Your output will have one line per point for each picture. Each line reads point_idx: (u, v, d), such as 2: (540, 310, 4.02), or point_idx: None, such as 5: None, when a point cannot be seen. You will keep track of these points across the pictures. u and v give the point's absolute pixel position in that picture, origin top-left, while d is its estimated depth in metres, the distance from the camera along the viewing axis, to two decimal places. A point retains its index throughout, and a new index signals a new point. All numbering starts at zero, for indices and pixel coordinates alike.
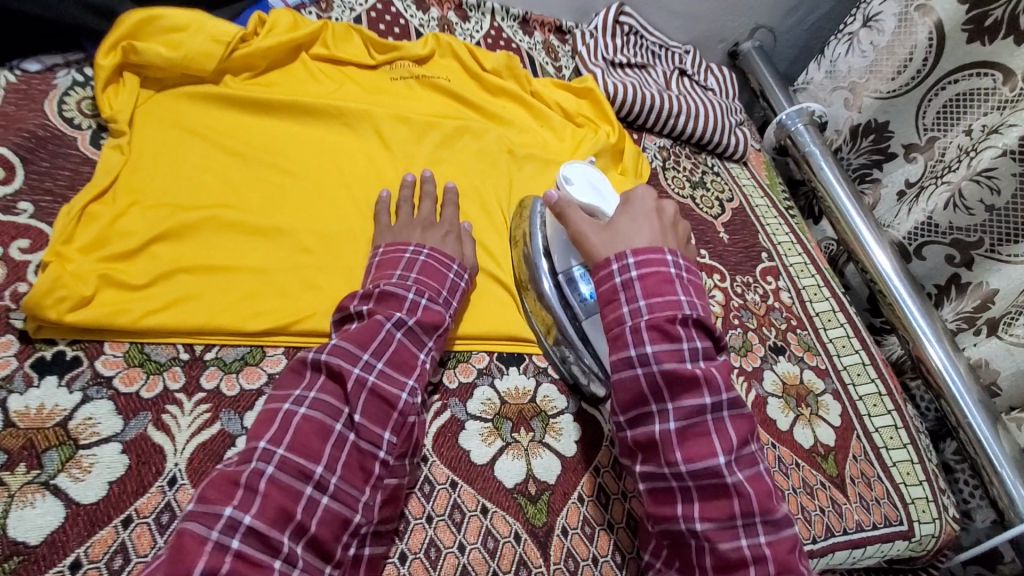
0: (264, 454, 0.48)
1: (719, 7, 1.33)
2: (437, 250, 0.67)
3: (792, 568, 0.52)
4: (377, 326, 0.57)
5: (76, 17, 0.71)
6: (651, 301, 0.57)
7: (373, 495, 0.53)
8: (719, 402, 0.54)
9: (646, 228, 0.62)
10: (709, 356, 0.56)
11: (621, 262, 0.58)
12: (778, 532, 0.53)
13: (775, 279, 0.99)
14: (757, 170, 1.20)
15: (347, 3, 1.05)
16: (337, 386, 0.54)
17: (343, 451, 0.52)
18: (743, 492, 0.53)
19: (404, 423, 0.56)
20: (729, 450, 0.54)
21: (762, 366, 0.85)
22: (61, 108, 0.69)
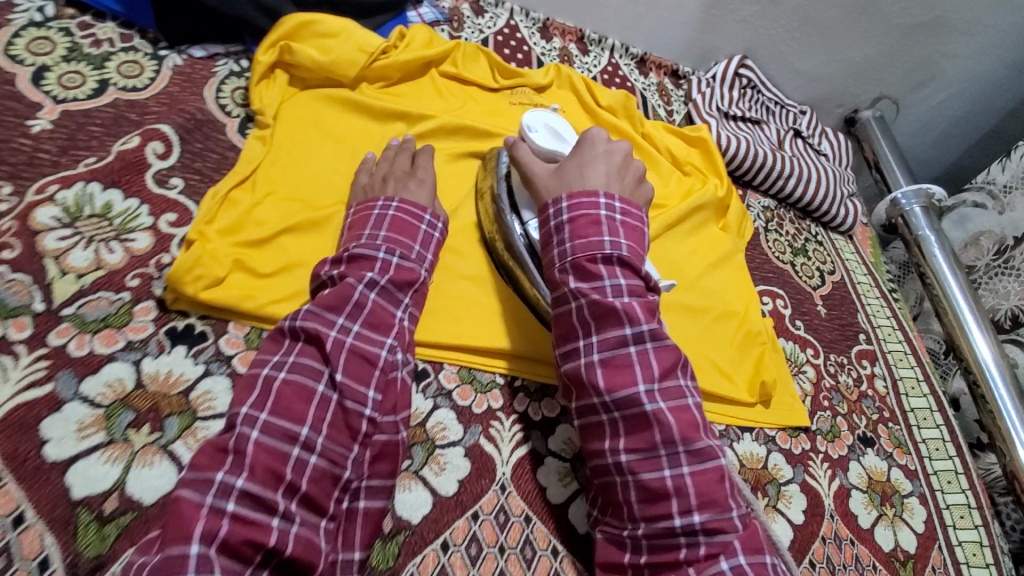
0: (246, 419, 0.48)
1: (843, 72, 1.29)
2: (406, 203, 0.66)
3: (714, 499, 0.52)
4: (348, 289, 0.56)
5: (244, 13, 0.76)
6: (574, 241, 0.61)
7: (362, 451, 0.52)
8: (642, 332, 0.56)
9: (592, 171, 0.66)
10: (635, 291, 0.59)
11: (555, 206, 0.63)
12: (703, 465, 0.53)
13: (870, 363, 0.95)
14: (862, 246, 1.15)
15: (477, 25, 1.09)
16: (315, 350, 0.53)
17: (328, 411, 0.51)
18: (662, 419, 0.54)
19: (387, 380, 0.55)
20: (650, 380, 0.55)
21: (848, 455, 0.81)
22: (217, 96, 0.75)
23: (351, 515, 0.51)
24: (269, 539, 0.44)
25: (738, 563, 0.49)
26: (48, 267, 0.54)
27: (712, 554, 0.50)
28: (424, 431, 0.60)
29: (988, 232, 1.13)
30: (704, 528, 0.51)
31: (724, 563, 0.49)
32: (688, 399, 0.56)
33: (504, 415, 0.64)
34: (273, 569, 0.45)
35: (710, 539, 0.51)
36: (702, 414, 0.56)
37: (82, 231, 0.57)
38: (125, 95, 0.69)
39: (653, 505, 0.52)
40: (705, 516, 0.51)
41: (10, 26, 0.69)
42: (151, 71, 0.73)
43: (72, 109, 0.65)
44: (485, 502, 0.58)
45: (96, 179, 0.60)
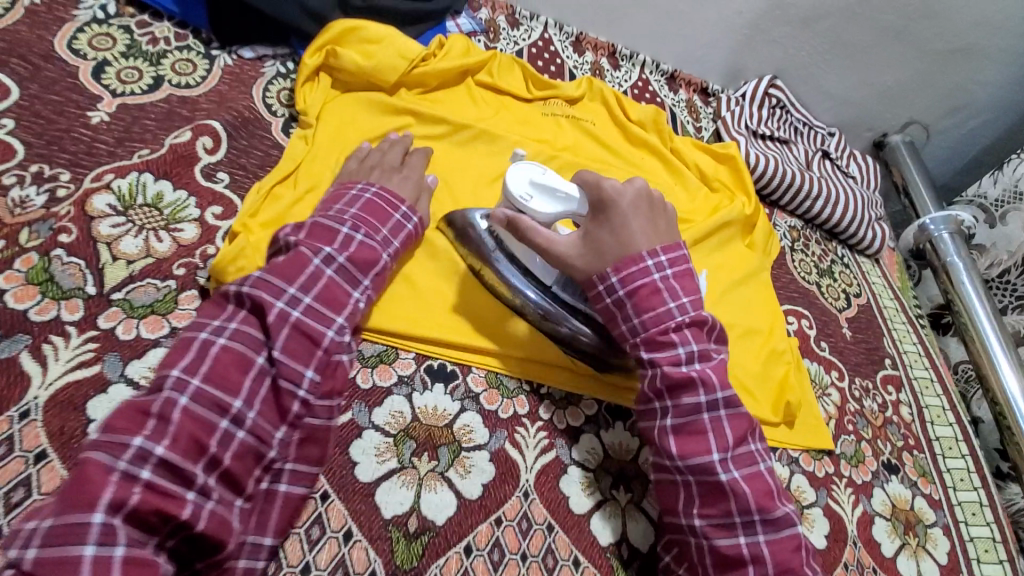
0: (177, 384, 0.47)
1: (874, 96, 1.29)
2: (386, 190, 0.66)
3: (791, 566, 0.55)
4: (304, 260, 0.56)
5: (292, 15, 0.79)
6: (641, 315, 0.60)
7: (291, 433, 0.52)
8: (716, 400, 0.58)
9: (628, 229, 0.61)
10: (704, 355, 0.59)
11: (604, 283, 0.61)
12: (779, 532, 0.56)
13: (896, 389, 0.94)
14: (888, 270, 1.15)
15: (512, 37, 1.11)
16: (258, 320, 0.53)
17: (261, 386, 0.51)
18: (738, 489, 0.56)
19: (329, 361, 0.55)
20: (725, 448, 0.57)
21: (872, 481, 0.80)
22: (264, 96, 0.77)
23: (271, 496, 0.50)
24: (183, 512, 0.44)
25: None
26: (101, 252, 0.56)
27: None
28: (451, 433, 0.61)
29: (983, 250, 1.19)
30: None
31: None
32: (762, 466, 0.58)
33: (530, 421, 0.64)
34: (180, 539, 0.45)
35: None
36: (775, 480, 0.59)
37: (134, 220, 0.59)
38: (179, 92, 0.72)
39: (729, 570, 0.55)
40: None
41: (73, 22, 0.72)
42: (203, 69, 0.76)
43: (129, 104, 0.68)
44: (509, 508, 0.58)
45: (149, 170, 0.63)
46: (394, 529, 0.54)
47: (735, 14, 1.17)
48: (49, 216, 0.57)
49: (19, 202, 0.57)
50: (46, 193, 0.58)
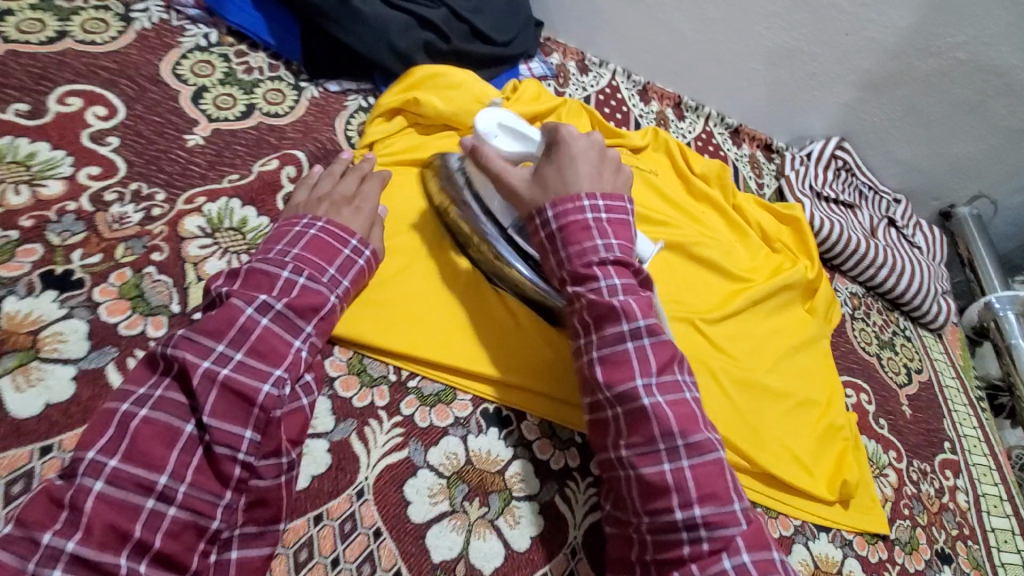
0: (91, 469, 0.44)
1: (944, 166, 1.26)
2: (332, 224, 0.61)
3: (714, 491, 0.52)
4: (235, 312, 0.52)
5: (381, 57, 0.83)
6: (568, 249, 0.59)
7: (236, 498, 0.48)
8: (638, 329, 0.55)
9: (572, 172, 0.62)
10: (630, 289, 0.57)
11: (541, 217, 0.61)
12: (703, 456, 0.53)
13: (954, 474, 0.89)
14: (951, 347, 1.10)
15: (581, 83, 1.13)
16: (183, 384, 0.49)
17: (194, 456, 0.47)
18: (662, 415, 0.53)
19: (267, 418, 0.50)
20: (648, 374, 0.54)
21: (925, 571, 0.76)
22: (346, 129, 0.80)
23: (219, 569, 0.47)
24: None
25: (740, 562, 0.50)
26: (187, 272, 0.59)
27: (714, 549, 0.50)
28: (503, 480, 0.60)
29: None
30: (706, 522, 0.51)
31: (726, 560, 0.50)
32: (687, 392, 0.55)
33: (580, 476, 0.63)
34: None
35: (711, 531, 0.51)
36: (702, 407, 0.56)
37: (220, 243, 0.62)
38: (268, 120, 0.76)
39: (654, 500, 0.52)
40: (705, 508, 0.51)
41: (179, 48, 0.77)
42: (292, 100, 0.79)
43: (223, 129, 0.72)
44: (555, 564, 0.57)
45: (238, 196, 0.66)
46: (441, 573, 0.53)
47: (807, 75, 1.16)
48: (144, 233, 0.59)
49: (118, 218, 0.59)
50: (143, 211, 0.61)
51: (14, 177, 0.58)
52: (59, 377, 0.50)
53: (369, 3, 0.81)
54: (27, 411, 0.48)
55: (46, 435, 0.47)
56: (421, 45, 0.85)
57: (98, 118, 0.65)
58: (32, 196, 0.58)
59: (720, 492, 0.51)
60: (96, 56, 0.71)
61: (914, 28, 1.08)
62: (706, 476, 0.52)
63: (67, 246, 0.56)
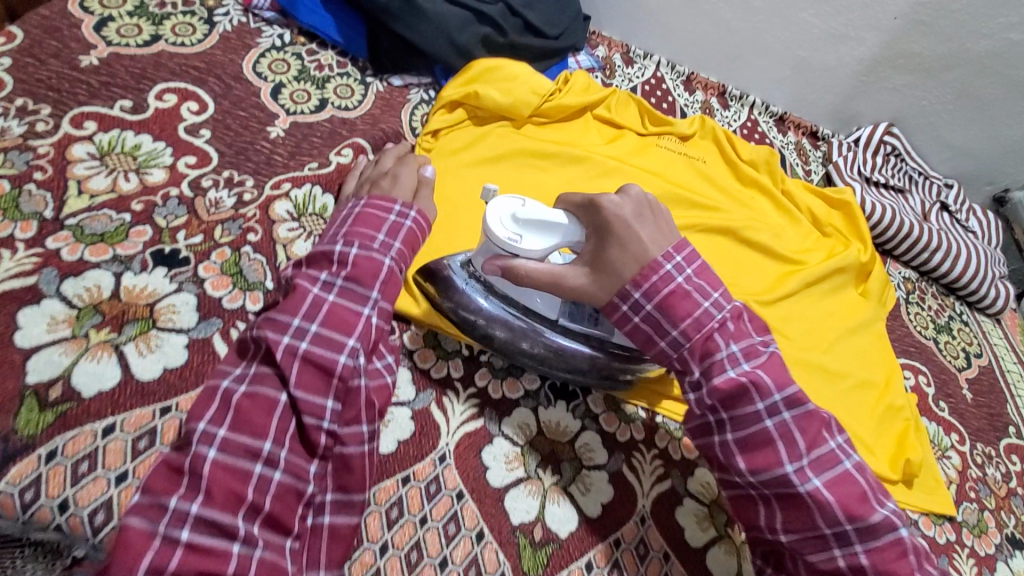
0: (204, 437, 0.46)
1: (999, 149, 1.24)
2: (376, 198, 0.63)
3: (859, 506, 0.50)
4: (303, 291, 0.54)
5: (441, 52, 0.87)
6: (680, 326, 0.53)
7: (324, 465, 0.51)
8: (776, 403, 0.51)
9: (632, 242, 0.54)
10: (751, 353, 0.52)
11: (627, 300, 0.54)
12: (836, 470, 0.51)
13: (1020, 459, 0.87)
14: (1011, 333, 1.08)
15: (627, 75, 1.15)
16: (266, 359, 0.51)
17: (290, 424, 0.50)
18: (818, 496, 0.49)
19: (347, 388, 0.52)
20: (799, 456, 0.50)
21: (995, 554, 0.75)
22: (411, 121, 0.85)
23: (316, 531, 0.49)
24: (229, 566, 0.43)
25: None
26: (278, 252, 0.63)
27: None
28: (573, 450, 0.62)
29: None
30: (858, 536, 0.49)
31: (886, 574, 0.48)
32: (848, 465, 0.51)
33: (645, 447, 0.65)
34: None
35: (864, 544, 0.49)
36: (865, 476, 0.51)
37: (304, 226, 0.66)
38: (340, 113, 0.80)
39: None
40: (855, 525, 0.49)
41: (257, 48, 0.82)
42: (360, 94, 0.84)
43: (299, 121, 0.76)
44: (626, 530, 0.59)
45: (320, 184, 0.70)
46: (520, 535, 0.56)
47: (856, 61, 1.16)
48: (238, 216, 0.64)
49: (213, 203, 0.65)
50: (235, 197, 0.66)
51: (123, 167, 0.64)
52: (174, 345, 0.55)
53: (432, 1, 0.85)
54: (149, 374, 0.52)
55: (165, 397, 0.52)
56: (480, 40, 0.89)
57: (191, 113, 0.71)
58: (140, 183, 0.64)
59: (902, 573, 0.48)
60: (186, 56, 0.77)
61: (967, 10, 1.07)
62: (886, 560, 0.48)
63: (172, 228, 0.61)
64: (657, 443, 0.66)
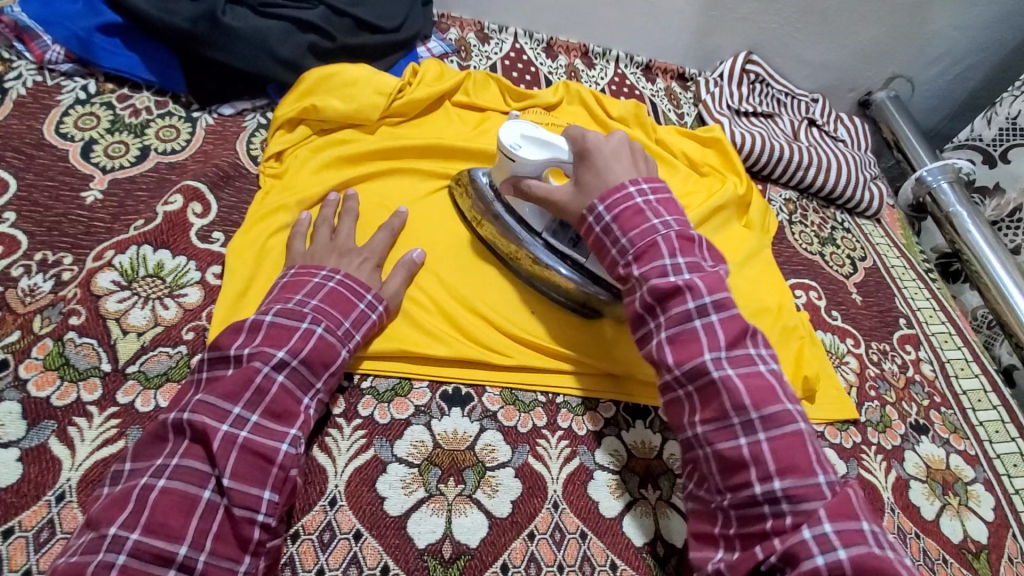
0: (113, 543, 0.43)
1: (852, 56, 1.29)
2: (351, 278, 0.62)
3: (795, 464, 0.48)
4: (252, 371, 0.52)
5: (267, 69, 0.81)
6: (628, 234, 0.57)
7: (255, 561, 0.48)
8: (721, 357, 0.52)
9: (608, 165, 0.62)
10: (694, 266, 0.55)
11: (592, 212, 0.60)
12: (780, 429, 0.49)
13: (914, 348, 0.92)
14: (891, 228, 1.13)
15: (484, 52, 1.12)
16: (202, 449, 0.48)
17: (213, 521, 0.46)
18: (732, 385, 0.51)
19: (284, 479, 0.50)
20: (717, 347, 0.52)
21: (902, 445, 0.79)
22: (249, 148, 0.79)
23: None
24: None
25: (822, 532, 0.44)
26: (111, 328, 0.58)
27: (796, 523, 0.46)
28: (474, 455, 0.61)
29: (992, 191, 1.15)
30: (787, 496, 0.47)
31: (806, 533, 0.45)
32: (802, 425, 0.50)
33: (550, 433, 0.64)
34: None
35: (795, 506, 0.47)
36: (780, 381, 0.52)
37: (138, 291, 0.61)
38: (166, 158, 0.74)
39: (732, 475, 0.49)
40: (786, 482, 0.47)
41: (59, 107, 0.75)
42: (187, 133, 0.78)
43: (119, 178, 0.70)
44: (540, 521, 0.58)
45: (148, 241, 0.65)
46: (429, 558, 0.54)
47: None
48: (58, 299, 0.59)
49: (28, 291, 0.59)
50: (53, 278, 0.61)
51: None
52: (4, 462, 0.50)
53: (241, 18, 0.79)
54: None
55: (3, 519, 0.48)
56: (306, 48, 0.83)
57: None
58: None
59: (801, 464, 0.48)
60: None
61: None
62: (787, 448, 0.48)
63: None
64: (560, 424, 0.65)
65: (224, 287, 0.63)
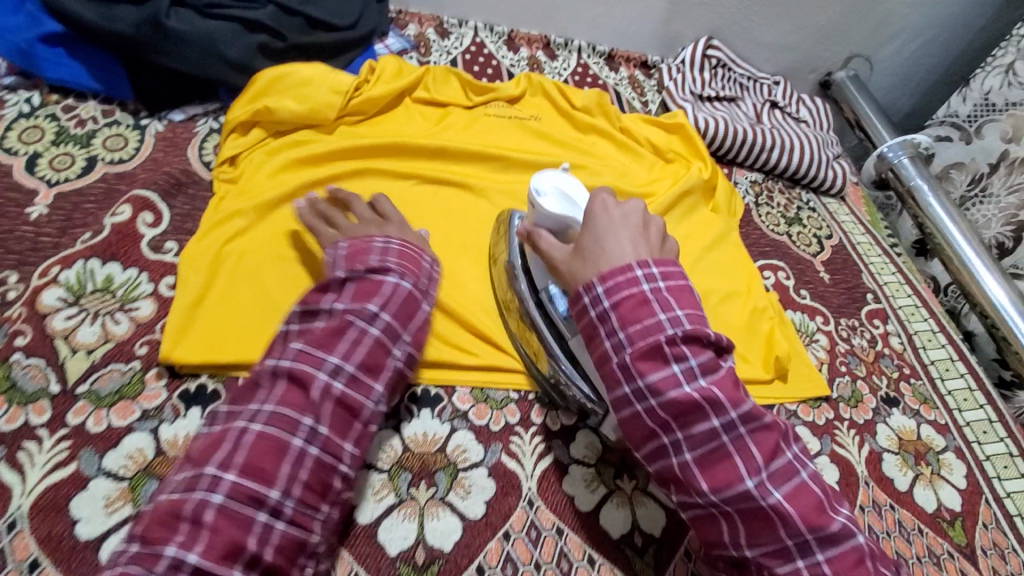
0: (211, 483, 0.44)
1: (811, 37, 1.30)
2: (412, 240, 0.62)
3: None
4: (345, 326, 0.52)
5: (216, 72, 0.78)
6: (627, 328, 0.52)
7: (330, 511, 0.49)
8: (764, 482, 0.48)
9: (614, 239, 0.57)
10: (708, 366, 0.51)
11: (589, 292, 0.54)
12: (838, 545, 0.48)
13: (883, 322, 0.93)
14: (856, 205, 1.15)
15: (444, 48, 1.11)
16: (300, 396, 0.49)
17: (304, 468, 0.47)
18: (782, 509, 0.48)
19: (366, 433, 0.51)
20: (758, 471, 0.49)
21: (874, 419, 0.80)
22: (200, 153, 0.76)
23: None
24: None
25: None
26: (58, 347, 0.56)
27: None
28: (446, 456, 0.60)
29: (958, 164, 1.15)
30: None
31: None
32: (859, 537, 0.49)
33: (523, 428, 0.64)
34: None
35: None
36: (821, 486, 0.51)
37: (87, 307, 0.59)
38: (114, 168, 0.71)
39: None
40: None
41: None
42: (135, 141, 0.75)
43: (65, 191, 0.68)
44: (515, 519, 0.58)
45: (96, 255, 0.62)
46: (402, 564, 0.53)
47: None
48: (3, 320, 0.57)
49: None
50: None
51: None
52: None
53: (185, 20, 0.76)
54: None
55: None
56: (256, 49, 0.80)
57: None
58: None
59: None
60: None
61: None
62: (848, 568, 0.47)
63: None
64: (534, 419, 0.65)
65: (177, 299, 0.61)
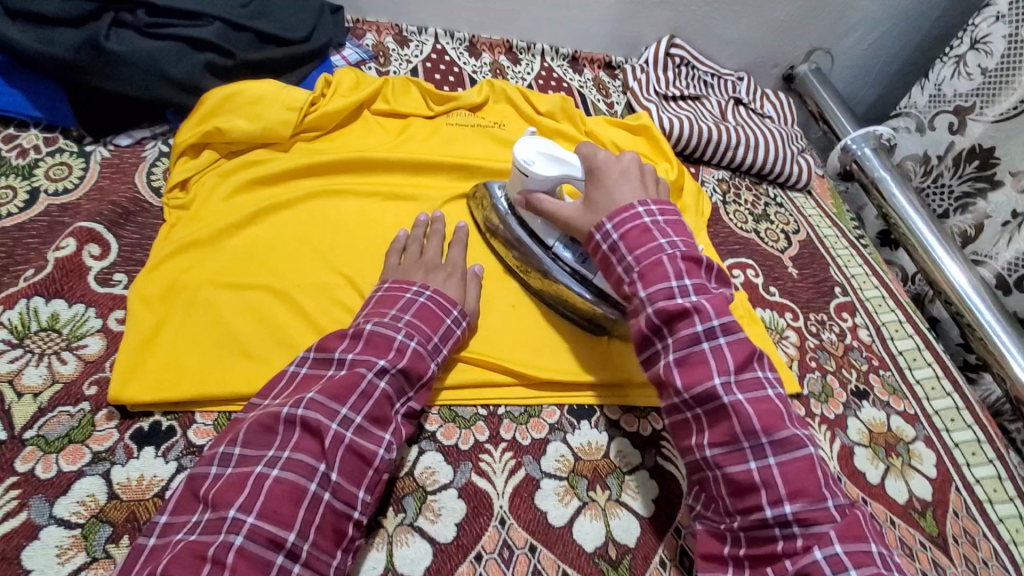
0: (233, 524, 0.46)
1: (772, 32, 1.31)
2: (440, 293, 0.64)
3: (805, 489, 0.50)
4: (356, 378, 0.54)
5: (163, 93, 0.76)
6: (634, 252, 0.59)
7: (345, 557, 0.50)
8: (730, 381, 0.53)
9: (618, 185, 0.63)
10: (700, 287, 0.57)
11: (600, 231, 0.61)
12: (789, 453, 0.51)
13: (851, 314, 0.94)
14: (822, 199, 1.16)
15: (404, 56, 1.09)
16: (312, 444, 0.50)
17: (317, 514, 0.49)
18: (741, 410, 0.53)
19: (378, 481, 0.53)
20: (726, 371, 0.54)
21: (844, 413, 0.81)
22: (149, 179, 0.74)
23: None
24: None
25: (833, 552, 0.47)
26: (4, 392, 0.55)
27: (808, 544, 0.48)
28: (414, 480, 0.59)
29: (914, 155, 1.17)
30: (798, 519, 0.49)
31: (818, 553, 0.48)
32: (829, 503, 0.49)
33: (493, 446, 0.63)
34: None
35: (805, 529, 0.49)
36: (785, 403, 0.54)
37: (32, 348, 0.57)
38: (58, 199, 0.69)
39: (744, 497, 0.52)
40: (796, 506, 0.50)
41: None
42: (80, 169, 0.73)
43: (6, 226, 0.65)
44: (486, 540, 0.57)
45: (39, 292, 0.60)
46: None
47: None
48: None
49: None
50: None
51: None
52: None
53: (126, 41, 0.74)
54: None
55: None
56: (204, 67, 0.78)
57: None
58: None
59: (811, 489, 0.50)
60: None
61: None
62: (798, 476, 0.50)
63: None
64: (502, 436, 0.64)
65: (127, 336, 0.59)
